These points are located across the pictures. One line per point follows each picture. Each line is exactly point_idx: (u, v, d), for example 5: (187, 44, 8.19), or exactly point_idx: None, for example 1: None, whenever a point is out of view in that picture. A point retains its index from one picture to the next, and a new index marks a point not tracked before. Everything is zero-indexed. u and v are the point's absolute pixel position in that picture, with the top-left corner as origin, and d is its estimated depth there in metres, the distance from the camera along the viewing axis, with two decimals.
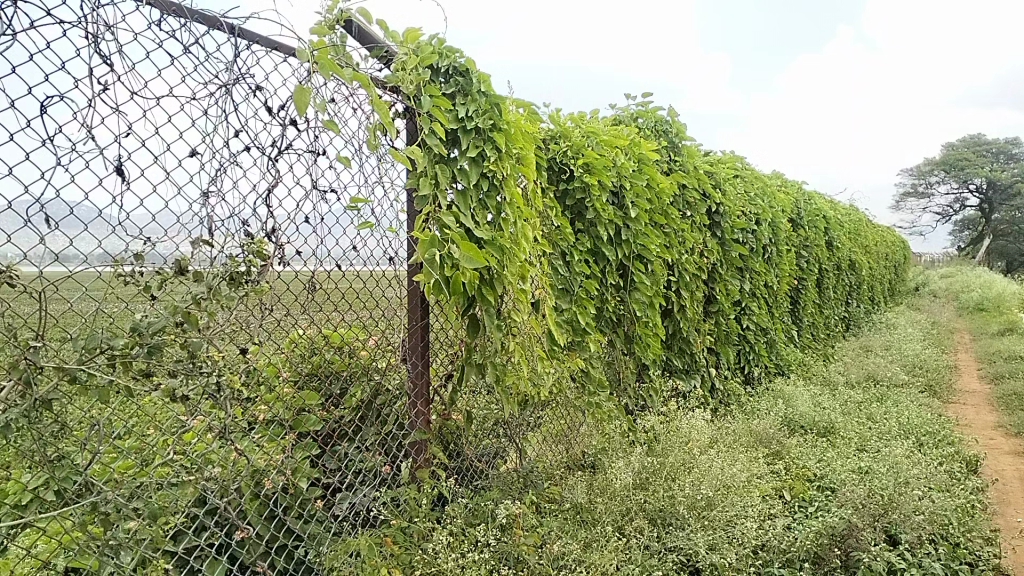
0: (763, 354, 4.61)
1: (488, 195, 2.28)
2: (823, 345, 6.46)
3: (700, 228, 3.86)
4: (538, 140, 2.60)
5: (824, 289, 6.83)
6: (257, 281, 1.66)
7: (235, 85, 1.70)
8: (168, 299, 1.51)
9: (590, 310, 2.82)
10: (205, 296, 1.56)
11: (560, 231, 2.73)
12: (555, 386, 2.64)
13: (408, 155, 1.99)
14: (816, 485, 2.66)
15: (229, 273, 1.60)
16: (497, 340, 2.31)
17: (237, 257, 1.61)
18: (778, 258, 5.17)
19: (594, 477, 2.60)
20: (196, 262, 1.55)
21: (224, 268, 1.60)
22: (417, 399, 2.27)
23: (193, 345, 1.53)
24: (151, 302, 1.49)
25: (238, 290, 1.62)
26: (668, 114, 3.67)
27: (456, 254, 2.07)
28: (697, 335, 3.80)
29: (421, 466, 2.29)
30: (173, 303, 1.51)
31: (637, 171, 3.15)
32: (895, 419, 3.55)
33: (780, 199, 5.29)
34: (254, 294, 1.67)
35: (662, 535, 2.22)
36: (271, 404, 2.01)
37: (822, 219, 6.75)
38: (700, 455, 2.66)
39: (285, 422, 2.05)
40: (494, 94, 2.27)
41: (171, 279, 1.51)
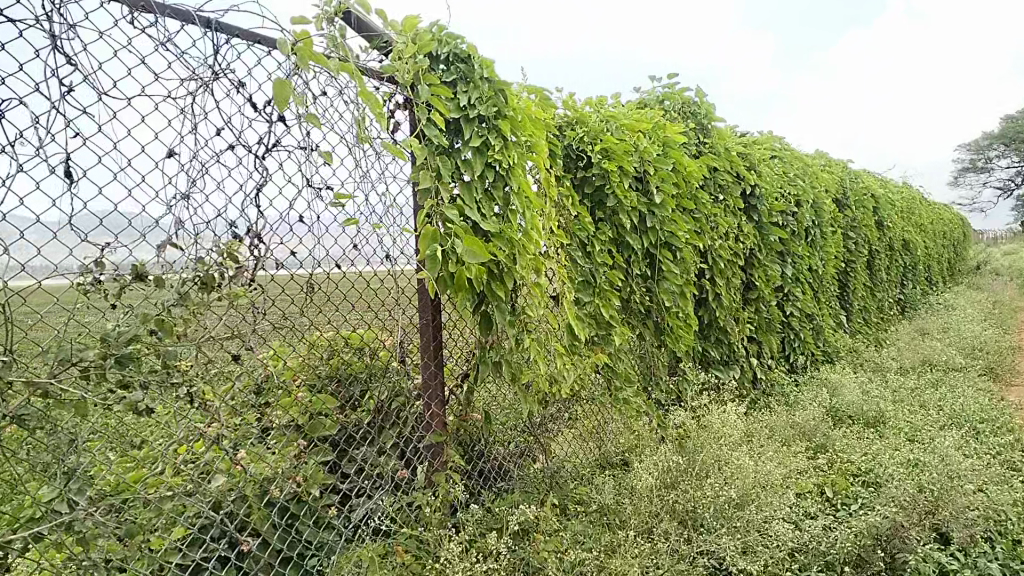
0: (810, 341, 4.42)
1: (495, 186, 2.17)
2: (876, 330, 6.21)
3: (735, 213, 3.70)
4: (550, 127, 2.49)
5: (876, 271, 6.55)
6: (229, 285, 1.59)
7: (214, 83, 1.63)
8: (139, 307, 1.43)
9: (614, 302, 2.69)
10: (176, 304, 1.48)
11: (578, 221, 2.61)
12: (577, 382, 2.53)
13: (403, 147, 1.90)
14: (861, 480, 2.50)
15: (202, 277, 1.52)
16: (511, 337, 2.21)
17: (209, 260, 1.54)
18: (822, 241, 4.96)
19: (623, 477, 2.48)
20: (167, 268, 1.46)
21: (198, 271, 1.51)
22: (432, 401, 2.19)
23: (169, 354, 1.45)
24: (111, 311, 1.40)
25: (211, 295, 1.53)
26: (696, 95, 3.52)
27: (458, 249, 1.97)
28: (736, 324, 3.64)
29: (438, 470, 2.20)
30: (143, 312, 1.43)
31: (662, 156, 3.01)
32: (950, 407, 3.34)
33: (823, 178, 5.08)
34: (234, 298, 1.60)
35: (692, 538, 2.09)
36: (287, 410, 1.98)
37: (871, 199, 6.49)
38: (735, 451, 2.52)
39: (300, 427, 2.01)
40: (498, 79, 2.16)
41: (132, 287, 1.42)
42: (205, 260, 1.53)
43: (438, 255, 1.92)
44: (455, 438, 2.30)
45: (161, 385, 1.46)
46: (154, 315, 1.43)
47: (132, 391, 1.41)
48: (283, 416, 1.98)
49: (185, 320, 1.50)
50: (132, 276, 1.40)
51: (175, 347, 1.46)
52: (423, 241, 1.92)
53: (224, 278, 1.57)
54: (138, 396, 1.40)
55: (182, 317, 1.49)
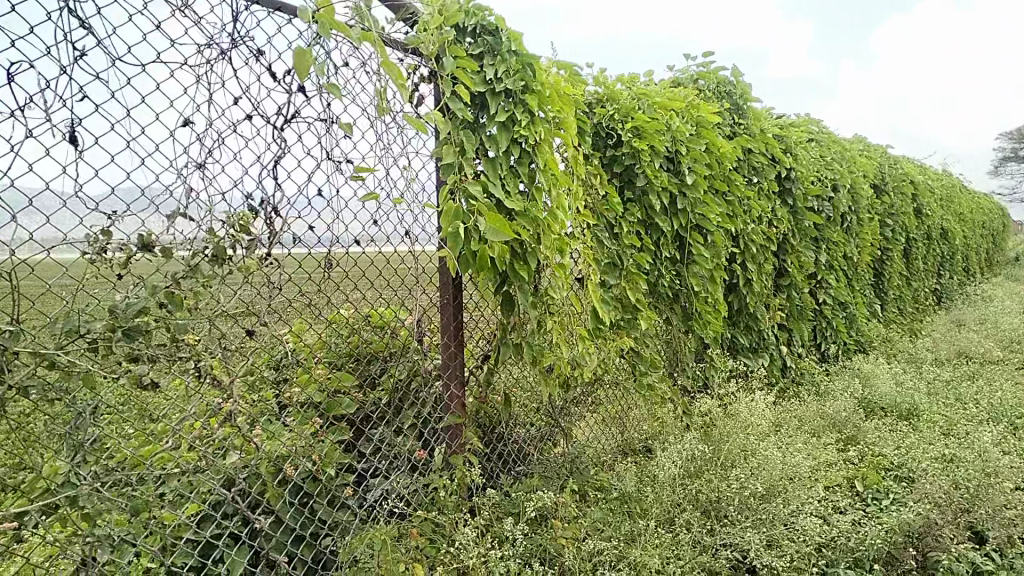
0: (843, 330, 4.32)
1: (520, 163, 2.11)
2: (911, 320, 6.07)
3: (768, 197, 3.59)
4: (579, 103, 2.42)
5: (913, 260, 6.40)
6: (242, 259, 1.54)
7: (232, 50, 1.58)
8: (147, 278, 1.39)
9: (641, 285, 2.62)
10: (186, 275, 1.43)
11: (606, 201, 2.54)
12: (601, 367, 2.47)
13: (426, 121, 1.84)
14: (892, 475, 2.41)
15: (214, 250, 1.47)
16: (534, 319, 2.15)
17: (220, 233, 1.49)
18: (858, 227, 4.83)
19: (645, 465, 2.43)
20: (179, 240, 1.41)
21: (209, 244, 1.46)
22: (451, 382, 2.14)
23: (178, 328, 1.40)
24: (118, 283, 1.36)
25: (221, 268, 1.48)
26: (732, 74, 3.42)
27: (481, 227, 1.90)
28: (767, 310, 3.56)
29: (455, 453, 2.17)
30: (152, 283, 1.39)
31: (694, 135, 2.92)
32: (988, 401, 3.23)
33: (862, 163, 4.94)
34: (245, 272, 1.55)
35: (715, 529, 2.04)
36: (303, 388, 1.95)
37: (910, 185, 6.32)
38: (762, 441, 2.45)
39: (318, 404, 1.98)
40: (526, 53, 2.09)
41: (138, 257, 1.37)
42: (218, 233, 1.48)
43: (460, 233, 1.86)
44: (475, 420, 2.26)
45: (168, 359, 1.42)
46: (162, 286, 1.39)
47: (139, 364, 1.37)
48: (300, 394, 1.95)
49: (195, 293, 1.46)
50: (138, 245, 1.36)
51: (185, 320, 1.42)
52: (445, 218, 1.86)
53: (234, 252, 1.52)
54: (144, 369, 1.36)
55: (194, 290, 1.45)
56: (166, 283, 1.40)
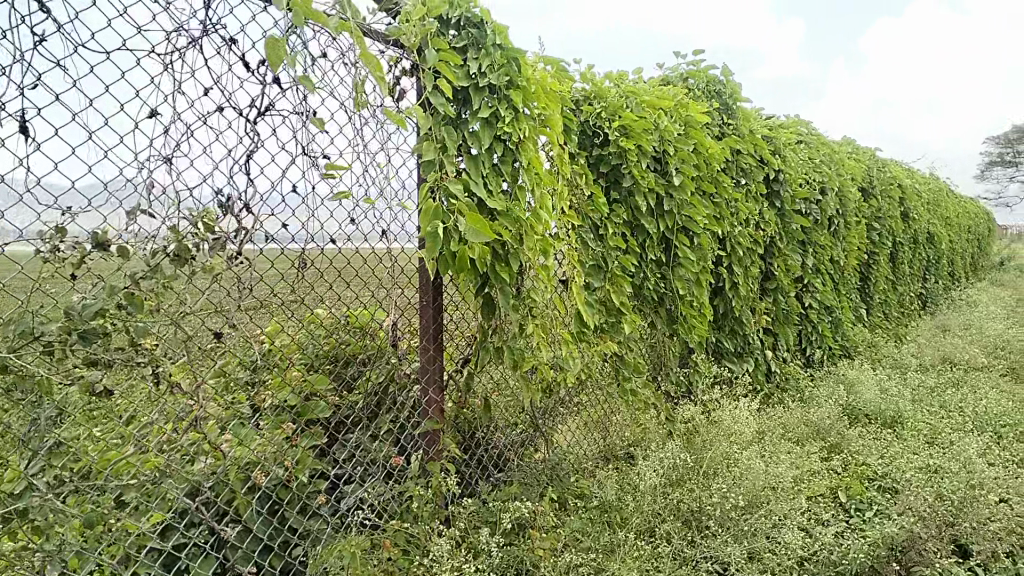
0: (828, 335, 4.28)
1: (503, 161, 2.05)
2: (896, 325, 6.05)
3: (756, 199, 3.55)
4: (565, 101, 2.36)
5: (898, 264, 6.38)
6: (208, 258, 1.47)
7: (204, 39, 1.51)
8: (105, 278, 1.32)
9: (625, 288, 2.57)
10: (147, 275, 1.36)
11: (591, 202, 2.49)
12: (583, 371, 2.42)
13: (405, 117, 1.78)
14: (876, 485, 2.38)
15: (176, 248, 1.39)
16: (515, 323, 2.09)
17: (184, 231, 1.40)
18: (845, 231, 4.80)
19: (626, 472, 2.38)
20: (141, 237, 1.34)
21: (170, 242, 1.38)
22: (429, 386, 2.08)
23: (137, 331, 1.36)
24: (74, 282, 1.29)
25: (184, 267, 1.41)
26: (722, 74, 3.37)
27: (461, 228, 1.85)
28: (752, 314, 3.51)
29: (433, 459, 2.12)
30: (110, 284, 1.33)
31: (682, 136, 2.87)
32: (973, 409, 3.20)
33: (850, 165, 4.91)
34: (210, 271, 1.48)
35: (696, 540, 1.99)
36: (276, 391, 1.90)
37: (897, 189, 6.30)
38: (745, 449, 2.40)
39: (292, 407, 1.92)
40: (512, 47, 2.03)
41: (94, 256, 1.29)
42: (184, 230, 1.41)
43: (439, 233, 1.80)
44: (453, 425, 2.20)
45: (126, 364, 1.38)
46: (121, 287, 1.33)
47: (93, 369, 1.32)
48: (272, 397, 1.90)
49: (157, 294, 1.40)
50: (92, 244, 1.28)
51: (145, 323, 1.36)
52: (425, 217, 1.80)
53: (200, 251, 1.45)
54: (97, 374, 1.31)
55: (155, 291, 1.39)
56: (126, 284, 1.34)
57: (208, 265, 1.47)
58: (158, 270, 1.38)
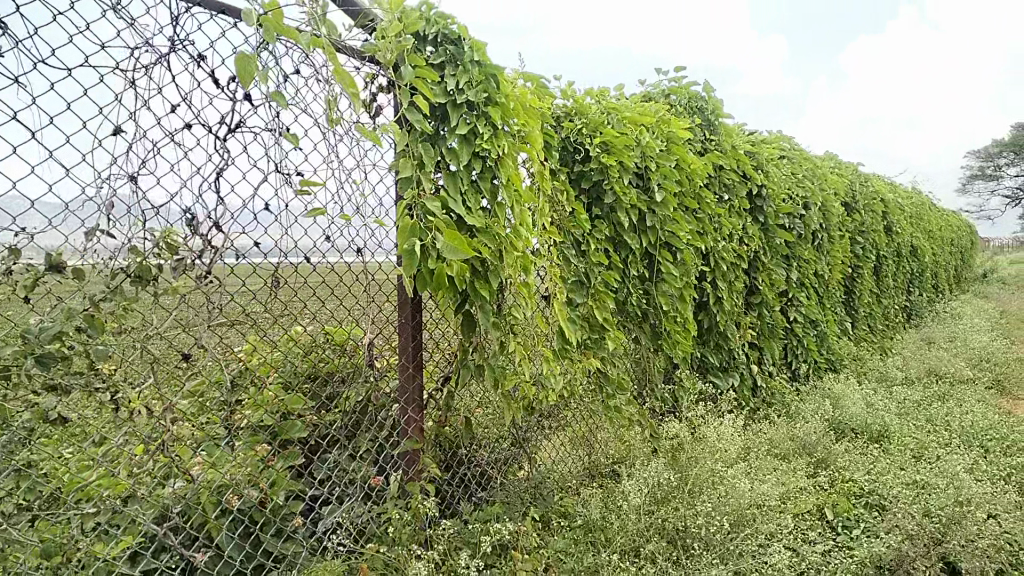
0: (814, 349, 4.27)
1: (483, 177, 2.02)
2: (881, 338, 6.06)
3: (739, 214, 3.54)
4: (546, 117, 2.35)
5: (883, 277, 6.40)
6: (172, 276, 1.46)
7: (172, 55, 1.49)
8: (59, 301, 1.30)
9: (608, 304, 2.54)
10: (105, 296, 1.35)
11: (572, 217, 2.46)
12: (566, 389, 2.39)
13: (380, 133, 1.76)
14: (863, 501, 2.35)
15: (134, 269, 1.39)
16: (496, 341, 2.06)
17: (142, 250, 1.40)
18: (829, 245, 4.80)
19: (611, 490, 2.35)
20: (100, 257, 1.34)
21: (128, 262, 1.38)
22: (408, 405, 2.05)
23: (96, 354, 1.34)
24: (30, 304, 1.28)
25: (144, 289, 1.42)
26: (704, 89, 3.37)
27: (439, 245, 1.81)
28: (737, 329, 3.50)
29: (412, 480, 2.08)
30: (66, 305, 1.31)
31: (664, 151, 2.86)
32: (959, 423, 3.19)
33: (833, 179, 4.91)
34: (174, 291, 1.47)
35: (681, 560, 1.96)
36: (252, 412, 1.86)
37: (881, 203, 6.32)
38: (730, 466, 2.37)
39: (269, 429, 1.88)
40: (490, 63, 2.01)
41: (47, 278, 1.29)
42: (142, 249, 1.40)
43: (415, 251, 1.77)
44: (434, 445, 2.17)
45: (84, 389, 1.36)
46: (79, 310, 1.31)
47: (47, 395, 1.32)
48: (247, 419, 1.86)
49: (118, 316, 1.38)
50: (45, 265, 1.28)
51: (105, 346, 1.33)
52: (401, 234, 1.78)
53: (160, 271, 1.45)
54: (50, 403, 1.31)
55: (116, 313, 1.37)
56: (84, 306, 1.32)
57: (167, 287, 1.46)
58: (118, 293, 1.38)
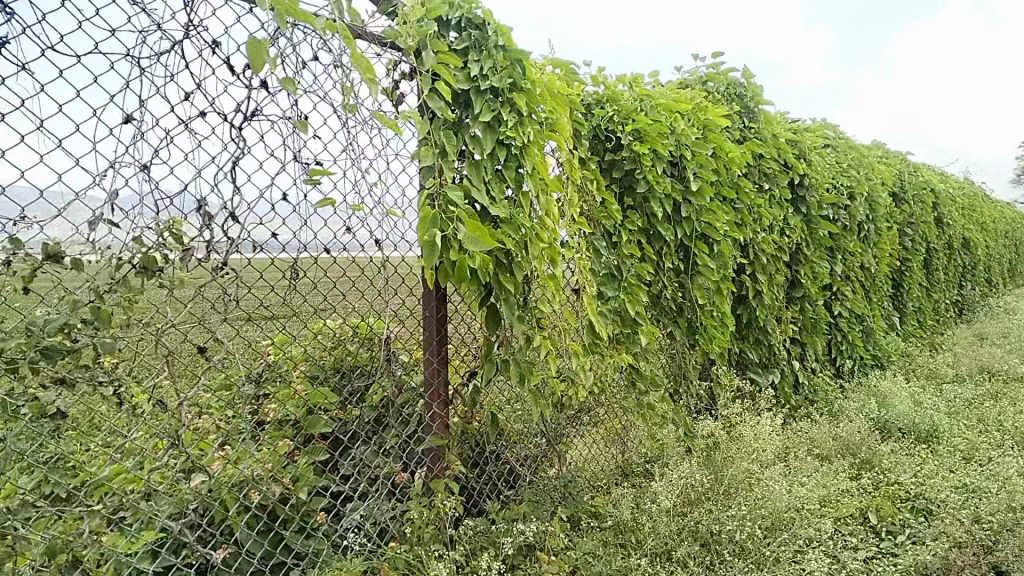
0: (860, 344, 4.13)
1: (507, 166, 1.96)
2: (931, 334, 5.86)
3: (780, 205, 3.43)
4: (575, 104, 2.27)
5: (932, 271, 6.19)
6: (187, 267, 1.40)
7: (186, 42, 1.46)
8: (64, 290, 1.26)
9: (641, 298, 2.46)
10: (111, 287, 1.29)
11: (603, 208, 2.39)
12: (597, 385, 2.32)
13: (400, 121, 1.70)
14: (909, 505, 2.24)
15: (142, 260, 1.32)
16: (522, 335, 2.00)
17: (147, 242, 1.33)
18: (876, 237, 4.64)
19: (643, 490, 2.27)
20: (111, 248, 1.28)
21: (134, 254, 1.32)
22: (433, 400, 1.99)
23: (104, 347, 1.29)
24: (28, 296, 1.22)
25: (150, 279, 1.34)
26: (743, 76, 3.26)
27: (460, 236, 1.75)
28: (778, 324, 3.38)
29: (437, 477, 2.02)
30: (72, 296, 1.26)
31: (701, 139, 2.77)
32: (1013, 424, 3.04)
33: (880, 169, 4.75)
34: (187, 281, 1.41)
35: (715, 564, 1.88)
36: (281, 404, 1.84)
37: (931, 193, 6.12)
38: (768, 466, 2.28)
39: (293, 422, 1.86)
40: (516, 48, 1.94)
41: (52, 268, 1.23)
42: (147, 241, 1.34)
43: (435, 243, 1.72)
44: (459, 441, 2.11)
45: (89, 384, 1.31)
46: (86, 302, 1.27)
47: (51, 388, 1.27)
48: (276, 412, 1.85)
49: (126, 308, 1.33)
50: (43, 255, 1.21)
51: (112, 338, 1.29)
52: (421, 225, 1.72)
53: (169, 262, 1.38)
54: (50, 398, 1.26)
55: (122, 305, 1.32)
56: (89, 298, 1.27)
57: (176, 277, 1.38)
58: (124, 283, 1.30)
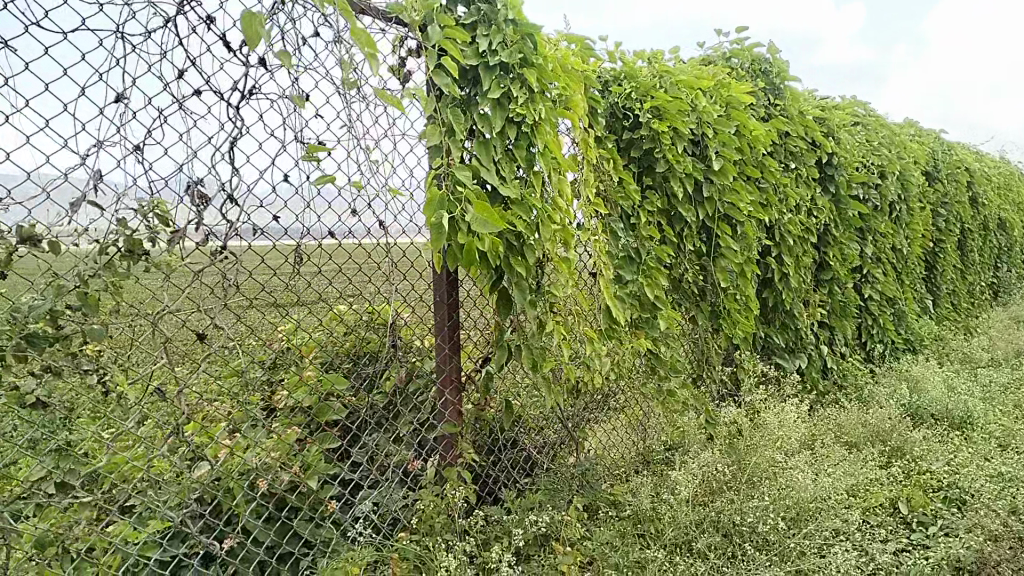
0: (891, 328, 4.01)
1: (518, 145, 1.89)
2: (965, 317, 5.71)
3: (807, 185, 3.32)
4: (591, 81, 2.19)
5: (967, 252, 6.03)
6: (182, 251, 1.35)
7: (179, 17, 1.41)
8: (51, 275, 1.22)
9: (661, 281, 2.38)
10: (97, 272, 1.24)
11: (621, 188, 2.31)
12: (614, 371, 2.25)
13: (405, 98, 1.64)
14: (942, 495, 2.15)
15: (130, 243, 1.27)
16: (535, 320, 1.94)
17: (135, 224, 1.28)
18: (908, 218, 4.50)
19: (663, 479, 2.20)
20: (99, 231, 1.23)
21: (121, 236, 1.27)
22: (445, 387, 1.94)
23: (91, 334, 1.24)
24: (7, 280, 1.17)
25: (137, 263, 1.29)
26: (768, 51, 3.15)
27: (468, 217, 1.69)
28: (805, 307, 3.29)
29: (450, 465, 1.97)
30: (57, 281, 1.22)
31: (724, 117, 2.67)
32: None
33: (912, 147, 4.61)
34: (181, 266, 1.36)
35: (738, 556, 1.81)
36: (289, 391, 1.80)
37: (965, 173, 5.94)
38: (794, 454, 2.20)
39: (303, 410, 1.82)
40: (527, 22, 1.86)
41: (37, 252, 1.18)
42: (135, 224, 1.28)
43: (442, 224, 1.66)
44: (473, 429, 2.06)
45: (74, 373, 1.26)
46: (71, 287, 1.22)
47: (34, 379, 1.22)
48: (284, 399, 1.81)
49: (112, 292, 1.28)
50: (18, 239, 1.15)
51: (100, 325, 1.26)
52: (428, 207, 1.66)
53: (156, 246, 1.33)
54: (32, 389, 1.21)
55: (107, 291, 1.28)
56: (75, 284, 1.22)
57: (162, 261, 1.33)
58: (110, 268, 1.26)
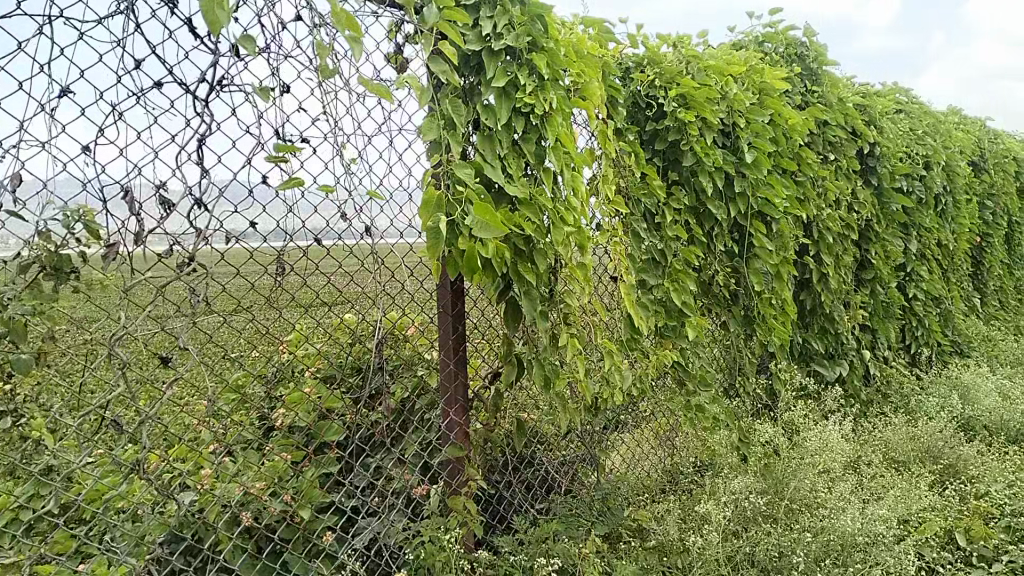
0: (937, 330, 3.77)
1: (527, 139, 1.70)
2: (1014, 316, 5.41)
3: (847, 177, 3.09)
4: (609, 67, 2.00)
5: (1015, 245, 5.72)
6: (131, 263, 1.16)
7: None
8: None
9: (688, 286, 2.19)
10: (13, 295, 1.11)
11: (643, 185, 2.12)
12: (636, 385, 2.07)
13: (385, 88, 1.46)
14: (1004, 524, 1.93)
15: (46, 253, 1.12)
16: (547, 333, 1.75)
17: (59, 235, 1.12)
18: (954, 211, 4.24)
19: (692, 505, 2.01)
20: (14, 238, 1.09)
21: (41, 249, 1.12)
22: (450, 407, 1.75)
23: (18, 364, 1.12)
24: None
25: (65, 284, 1.16)
26: (805, 34, 2.93)
27: (470, 218, 1.50)
28: (847, 309, 3.07)
29: (456, 492, 1.77)
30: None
31: (757, 106, 2.46)
32: None
33: (958, 136, 4.34)
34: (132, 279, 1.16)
35: None
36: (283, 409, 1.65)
37: (1013, 161, 5.63)
38: (837, 477, 1.99)
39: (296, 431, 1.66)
40: (536, 1, 1.67)
41: None
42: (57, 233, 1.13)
43: (440, 229, 1.48)
44: (483, 452, 1.88)
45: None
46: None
47: None
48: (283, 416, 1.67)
49: (37, 317, 1.15)
50: None
51: (28, 354, 1.13)
52: (423, 209, 1.48)
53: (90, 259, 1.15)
54: None
55: (33, 316, 1.14)
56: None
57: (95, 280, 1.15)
58: (30, 290, 1.13)
